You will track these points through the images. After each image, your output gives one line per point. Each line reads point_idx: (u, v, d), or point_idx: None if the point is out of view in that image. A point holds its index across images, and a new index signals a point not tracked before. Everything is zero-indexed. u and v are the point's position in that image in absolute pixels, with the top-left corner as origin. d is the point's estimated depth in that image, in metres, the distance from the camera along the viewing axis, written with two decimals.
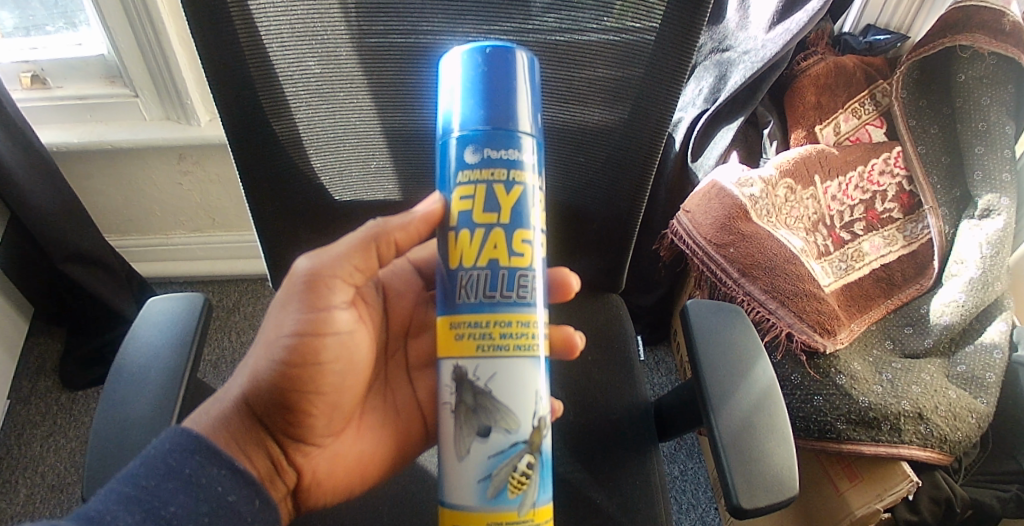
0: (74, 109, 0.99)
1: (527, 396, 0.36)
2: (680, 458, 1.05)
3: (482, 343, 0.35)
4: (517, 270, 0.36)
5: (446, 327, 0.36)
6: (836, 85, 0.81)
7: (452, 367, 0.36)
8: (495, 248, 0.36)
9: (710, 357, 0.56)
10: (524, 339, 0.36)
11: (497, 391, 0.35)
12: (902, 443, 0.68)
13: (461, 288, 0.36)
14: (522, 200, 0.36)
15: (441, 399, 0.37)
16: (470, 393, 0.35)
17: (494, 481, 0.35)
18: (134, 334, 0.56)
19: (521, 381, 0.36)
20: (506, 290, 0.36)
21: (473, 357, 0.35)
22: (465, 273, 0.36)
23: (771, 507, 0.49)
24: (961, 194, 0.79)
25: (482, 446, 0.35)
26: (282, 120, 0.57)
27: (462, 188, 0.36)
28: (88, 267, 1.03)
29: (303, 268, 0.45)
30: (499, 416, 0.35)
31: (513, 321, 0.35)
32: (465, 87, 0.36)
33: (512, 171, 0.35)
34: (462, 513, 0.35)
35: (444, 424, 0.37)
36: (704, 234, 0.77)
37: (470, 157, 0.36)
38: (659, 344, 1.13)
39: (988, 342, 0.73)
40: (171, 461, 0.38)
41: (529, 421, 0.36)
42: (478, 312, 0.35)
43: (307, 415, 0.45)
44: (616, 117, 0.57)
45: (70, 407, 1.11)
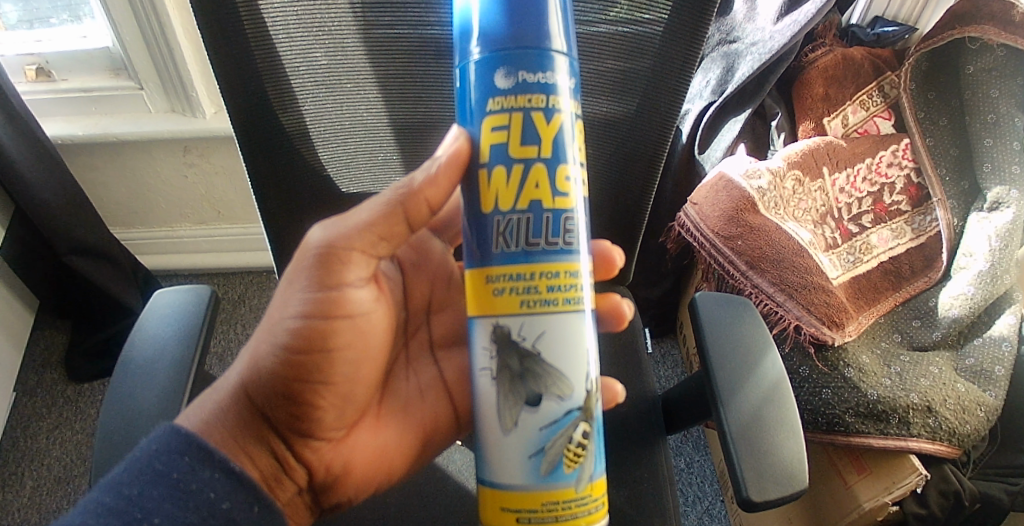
0: (79, 101, 0.98)
1: (579, 360, 0.36)
2: (687, 451, 1.05)
3: (526, 298, 0.35)
4: (562, 211, 0.35)
5: (485, 281, 0.35)
6: (844, 76, 0.81)
7: (496, 328, 0.35)
8: (537, 187, 0.34)
9: (720, 348, 0.56)
10: (573, 293, 0.35)
11: (547, 353, 0.35)
12: (910, 436, 0.67)
13: (500, 235, 0.35)
14: (562, 131, 0.35)
15: (483, 367, 0.36)
16: (517, 357, 0.35)
17: (548, 453, 0.35)
18: (140, 327, 0.56)
19: (571, 340, 0.36)
20: (552, 236, 0.35)
21: (518, 315, 0.35)
22: (504, 217, 0.35)
23: (781, 500, 0.49)
24: (968, 187, 0.79)
25: (535, 416, 0.35)
26: (287, 111, 0.57)
27: (494, 117, 0.34)
28: (93, 260, 1.02)
29: (317, 238, 0.43)
30: (551, 382, 0.35)
31: (561, 272, 0.35)
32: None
33: (550, 97, 0.34)
34: (513, 488, 0.35)
35: (488, 390, 0.36)
36: (712, 227, 0.77)
37: (501, 82, 0.33)
38: (665, 337, 1.13)
39: (996, 335, 0.73)
40: (158, 467, 0.37)
41: (582, 386, 0.36)
42: (523, 261, 0.34)
43: (315, 408, 0.44)
44: (623, 108, 0.57)
45: (76, 400, 1.11)
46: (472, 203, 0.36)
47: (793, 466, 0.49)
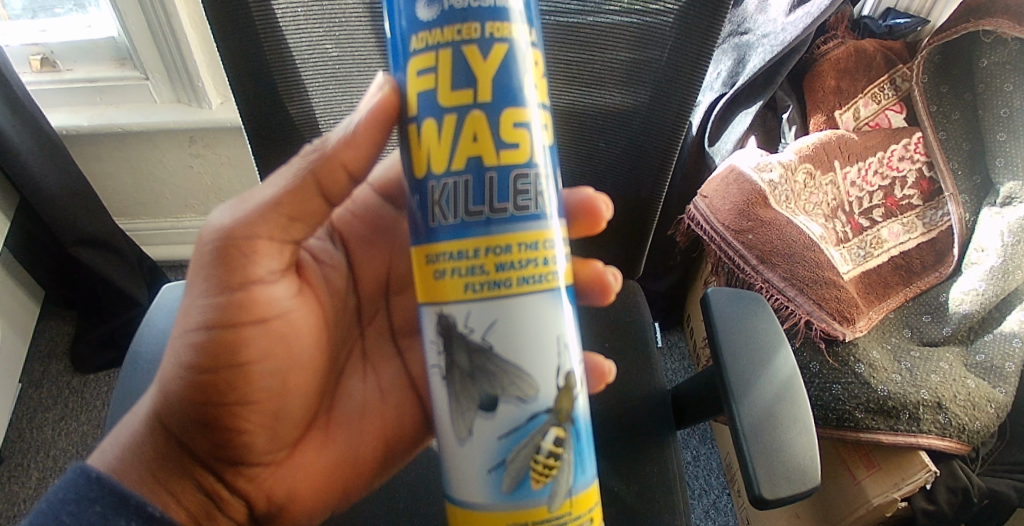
0: (84, 91, 0.98)
1: (547, 360, 0.33)
2: (693, 443, 1.05)
3: (470, 280, 0.33)
4: (510, 165, 0.32)
5: (425, 260, 0.34)
6: (856, 69, 0.80)
7: (442, 319, 0.34)
8: (477, 139, 0.32)
9: (732, 343, 0.56)
10: (529, 270, 0.33)
11: (500, 348, 0.33)
12: (920, 432, 0.67)
13: (437, 205, 0.33)
14: (503, 65, 0.32)
15: (433, 365, 0.35)
16: (465, 355, 0.34)
17: (511, 467, 0.34)
18: (150, 320, 0.59)
19: (537, 321, 0.33)
20: (498, 201, 0.32)
21: (464, 300, 0.33)
22: (439, 182, 0.33)
23: (793, 498, 0.49)
24: (981, 181, 0.79)
25: (494, 424, 0.34)
26: (295, 101, 0.57)
27: (424, 56, 0.32)
28: (98, 251, 1.02)
29: (218, 225, 0.41)
30: (508, 383, 0.33)
31: (512, 244, 0.33)
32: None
33: (486, 28, 0.31)
34: (479, 507, 0.34)
35: (441, 392, 0.35)
36: (722, 220, 0.76)
37: (424, 14, 0.32)
38: (672, 329, 1.12)
39: (1007, 331, 0.72)
40: (66, 516, 0.37)
41: (550, 386, 0.34)
42: (459, 237, 0.33)
43: (238, 432, 0.44)
44: (636, 100, 0.56)
45: (82, 391, 1.11)
46: (411, 167, 0.35)
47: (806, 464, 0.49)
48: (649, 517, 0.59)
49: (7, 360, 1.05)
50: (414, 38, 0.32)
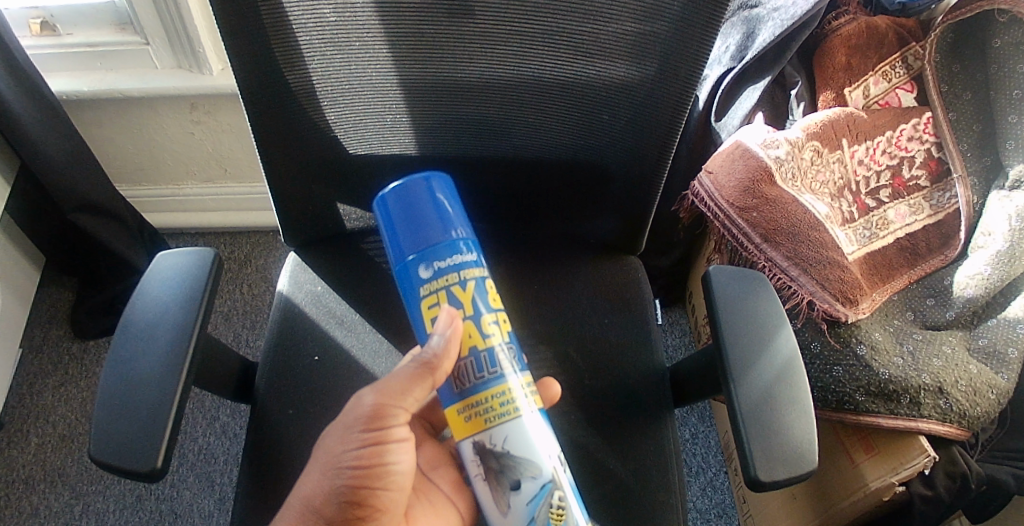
0: (85, 56, 0.96)
1: (541, 446, 0.42)
2: (692, 421, 1.04)
3: (486, 417, 0.42)
4: (494, 347, 0.43)
5: (455, 413, 0.43)
6: (868, 46, 0.78)
7: (473, 444, 0.42)
8: (471, 336, 0.43)
9: (732, 323, 0.55)
10: (520, 400, 0.42)
11: (514, 448, 0.41)
12: (921, 417, 0.66)
13: (458, 378, 0.43)
14: (478, 291, 0.44)
15: (472, 473, 0.43)
16: (494, 458, 0.42)
17: (539, 522, 0.41)
18: (144, 288, 0.58)
19: (532, 429, 0.42)
20: (491, 367, 0.43)
21: (484, 431, 0.42)
22: (457, 363, 0.43)
23: (788, 481, 0.48)
24: (991, 163, 0.78)
25: (519, 495, 0.41)
26: (293, 65, 0.56)
27: (428, 299, 0.44)
28: (99, 219, 1.02)
29: (368, 397, 0.44)
30: (522, 466, 0.41)
31: (507, 389, 0.42)
32: (399, 218, 0.46)
33: (461, 273, 0.44)
34: None
35: (483, 488, 0.43)
36: (727, 197, 0.75)
37: (424, 273, 0.44)
38: (674, 306, 1.12)
39: (1012, 317, 0.71)
40: None
41: (549, 463, 0.42)
42: (473, 391, 0.42)
43: (376, 509, 0.45)
44: (642, 73, 0.55)
45: (81, 357, 1.11)
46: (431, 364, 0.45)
47: (802, 447, 0.49)
48: (643, 494, 0.59)
49: (6, 326, 1.05)
50: (418, 289, 0.44)
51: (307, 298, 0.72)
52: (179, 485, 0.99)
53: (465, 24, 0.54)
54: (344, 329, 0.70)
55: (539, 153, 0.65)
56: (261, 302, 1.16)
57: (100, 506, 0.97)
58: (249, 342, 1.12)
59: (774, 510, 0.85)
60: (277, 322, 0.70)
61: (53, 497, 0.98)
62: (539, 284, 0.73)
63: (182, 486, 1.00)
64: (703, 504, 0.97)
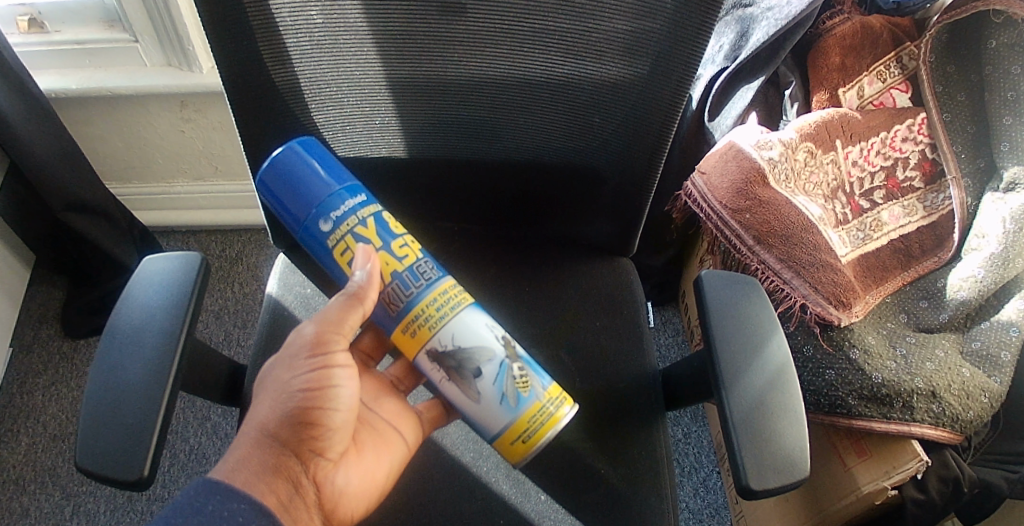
0: (73, 54, 0.94)
1: (486, 332, 0.47)
2: (684, 421, 1.03)
3: (427, 322, 0.47)
4: (411, 264, 0.48)
5: (400, 334, 0.48)
6: (862, 46, 0.78)
7: (429, 352, 0.47)
8: (389, 263, 0.48)
9: (724, 329, 0.55)
10: (453, 300, 0.47)
11: (463, 341, 0.46)
12: (913, 421, 0.66)
13: (390, 302, 0.48)
14: (377, 224, 0.49)
15: (438, 379, 0.48)
16: (451, 357, 0.46)
17: (509, 394, 0.46)
18: (130, 293, 0.57)
19: (471, 318, 0.47)
20: (415, 281, 0.47)
21: (433, 337, 0.47)
22: (387, 289, 0.48)
23: (780, 488, 0.48)
24: (986, 165, 0.77)
25: (483, 378, 0.46)
26: (280, 68, 0.55)
27: (339, 248, 0.48)
28: (89, 218, 1.00)
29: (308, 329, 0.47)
30: (475, 354, 0.46)
31: (436, 293, 0.47)
32: (282, 190, 0.49)
33: (358, 215, 0.48)
34: (506, 426, 0.47)
35: (451, 385, 0.47)
36: (719, 198, 0.74)
37: (325, 227, 0.48)
38: (666, 305, 1.11)
39: (1004, 320, 0.71)
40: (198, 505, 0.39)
41: (496, 342, 0.47)
42: (409, 308, 0.47)
43: (329, 428, 0.46)
44: (634, 71, 0.54)
45: (72, 356, 1.10)
46: None
47: (796, 454, 0.48)
48: (634, 497, 0.59)
49: None
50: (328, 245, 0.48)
51: (296, 300, 0.71)
52: (170, 485, 0.98)
53: (455, 23, 0.53)
54: None
55: (529, 155, 0.64)
56: (251, 301, 1.15)
57: (91, 507, 0.97)
58: (240, 341, 1.11)
59: (765, 513, 0.85)
60: (266, 326, 0.69)
61: (44, 497, 0.97)
62: (529, 285, 0.72)
63: (172, 486, 0.99)
64: (696, 504, 0.96)
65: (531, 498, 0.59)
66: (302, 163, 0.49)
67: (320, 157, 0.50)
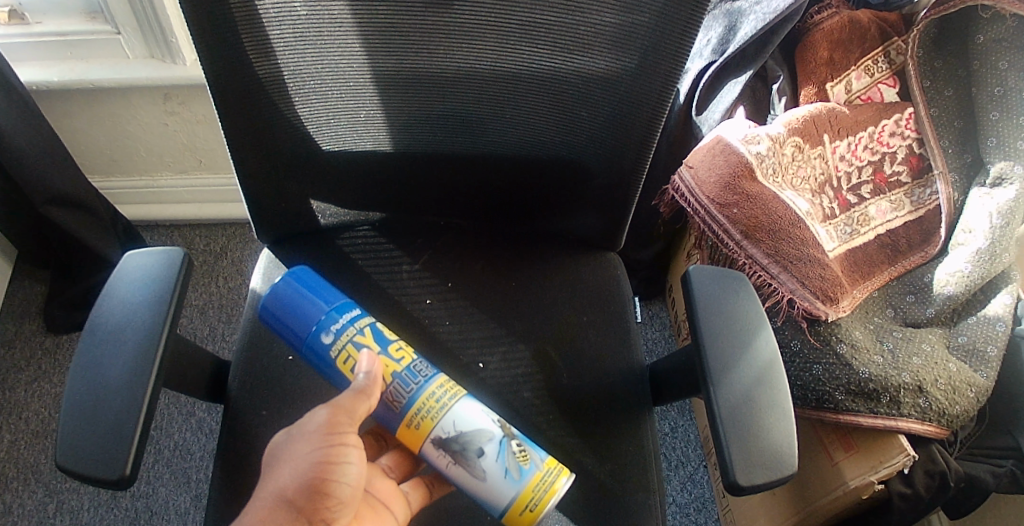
0: (55, 46, 0.93)
1: (483, 416, 0.47)
2: (671, 415, 1.03)
3: (430, 415, 0.46)
4: (410, 363, 0.48)
5: (403, 429, 0.47)
6: (850, 40, 0.78)
7: (432, 441, 0.46)
8: (388, 364, 0.48)
9: (711, 325, 0.55)
10: (450, 389, 0.47)
11: (464, 427, 0.46)
12: (900, 416, 0.66)
13: (393, 400, 0.47)
14: (375, 332, 0.50)
15: (441, 467, 0.47)
16: (454, 443, 0.46)
17: (513, 470, 0.46)
18: (111, 290, 0.56)
19: (469, 405, 0.47)
20: (414, 377, 0.47)
21: (435, 428, 0.46)
22: (391, 390, 0.47)
23: (768, 485, 0.48)
24: (973, 159, 0.77)
25: (486, 459, 0.46)
26: (263, 60, 0.54)
27: (341, 360, 0.48)
28: (71, 211, 0.99)
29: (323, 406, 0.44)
30: (476, 437, 0.46)
31: (435, 386, 0.47)
32: (284, 319, 0.51)
33: (356, 326, 0.49)
34: (512, 503, 0.46)
35: (455, 470, 0.46)
36: (706, 193, 0.74)
37: (326, 339, 0.49)
38: (654, 299, 1.11)
39: (992, 315, 0.71)
40: None
41: (494, 423, 0.47)
42: (412, 404, 0.46)
43: (338, 501, 0.42)
44: (622, 66, 0.54)
45: (54, 352, 1.09)
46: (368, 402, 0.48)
47: (783, 451, 0.48)
48: (622, 495, 0.58)
49: None
50: (330, 357, 0.48)
51: None
52: (154, 481, 0.97)
53: (441, 17, 0.52)
54: None
55: (516, 149, 0.64)
56: (236, 295, 1.14)
57: (74, 504, 0.95)
58: (225, 336, 1.10)
59: (752, 508, 0.85)
60: (251, 322, 0.68)
61: (26, 495, 0.96)
62: (516, 281, 0.72)
63: (157, 483, 0.98)
64: (683, 499, 0.96)
65: None
66: (299, 289, 0.52)
67: (314, 281, 0.52)
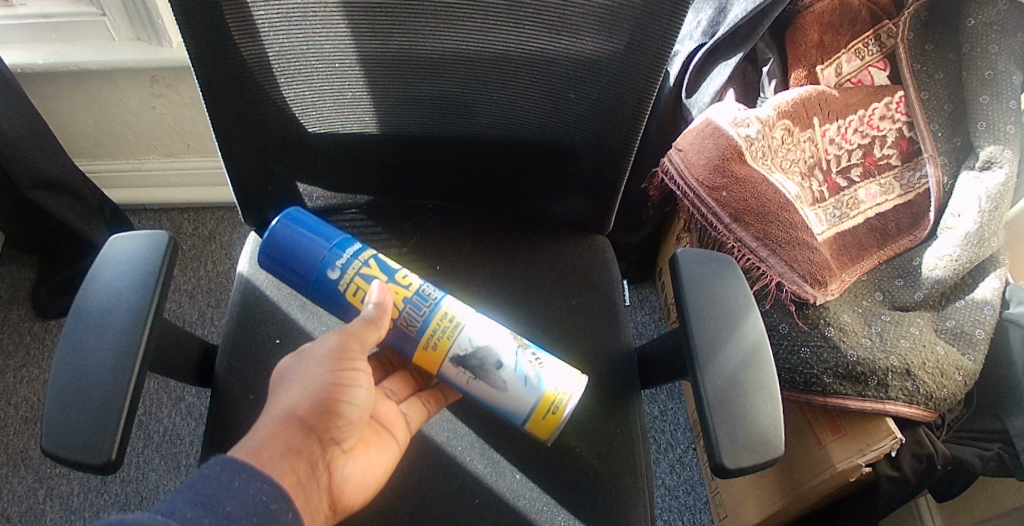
0: (39, 28, 0.92)
1: (497, 333, 0.53)
2: (661, 399, 1.04)
3: (444, 333, 0.52)
4: (419, 288, 0.53)
5: (421, 351, 0.53)
6: (840, 23, 0.77)
7: (452, 359, 0.52)
8: (399, 293, 0.53)
9: (700, 309, 0.54)
10: (463, 311, 0.53)
11: (480, 342, 0.52)
12: (887, 399, 0.66)
13: (408, 324, 0.53)
14: (378, 264, 0.54)
15: (463, 383, 0.52)
16: (472, 359, 0.52)
17: (529, 377, 0.51)
18: (96, 272, 0.56)
19: (482, 323, 0.53)
20: (425, 301, 0.53)
21: (453, 345, 0.52)
22: (403, 317, 0.53)
23: (755, 468, 0.48)
24: (962, 143, 0.77)
25: (503, 370, 0.51)
26: (248, 40, 0.54)
27: (351, 293, 0.53)
28: (58, 195, 0.98)
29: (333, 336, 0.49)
30: (492, 351, 0.52)
31: (445, 306, 0.53)
32: (289, 261, 0.55)
33: (360, 259, 0.54)
34: (533, 406, 0.51)
35: (477, 384, 0.52)
36: (696, 176, 0.73)
37: (334, 275, 0.53)
38: (643, 283, 1.11)
39: (979, 299, 0.71)
40: (222, 481, 0.38)
41: (508, 339, 0.53)
42: (426, 326, 0.52)
43: (346, 420, 0.47)
44: (610, 47, 0.53)
45: (43, 338, 1.08)
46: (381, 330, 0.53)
47: (771, 434, 0.48)
48: (609, 475, 0.59)
49: None
50: (341, 292, 0.53)
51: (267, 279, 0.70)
52: (144, 466, 0.97)
53: None
54: (308, 314, 0.68)
55: (504, 131, 0.63)
56: (225, 280, 1.14)
57: (64, 490, 0.95)
58: (215, 321, 1.10)
59: (742, 489, 0.85)
60: (238, 304, 0.68)
61: (16, 481, 0.95)
62: (505, 264, 0.71)
63: (147, 468, 0.97)
64: (672, 481, 0.97)
65: (506, 477, 0.58)
66: (299, 229, 0.55)
67: (312, 221, 0.56)
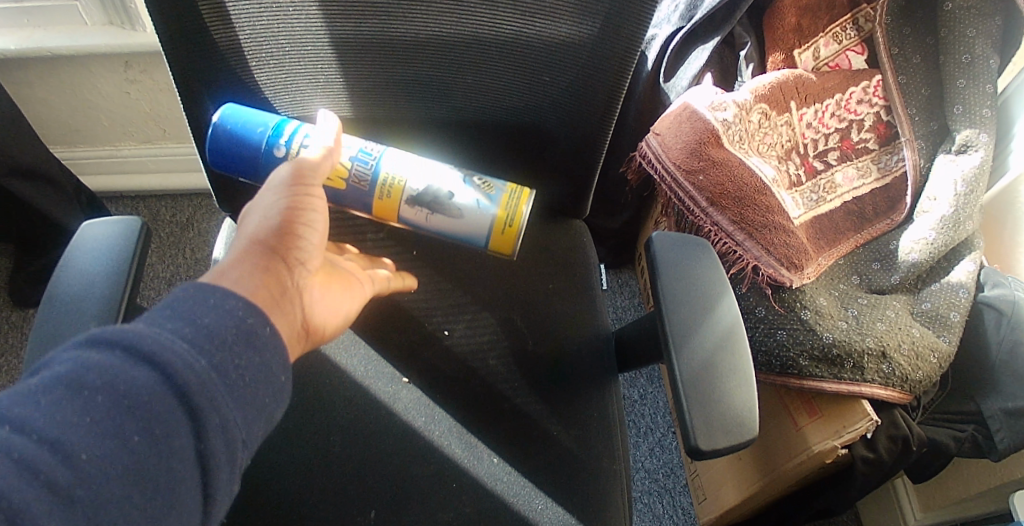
0: (10, 12, 0.90)
1: (440, 165, 0.61)
2: (640, 383, 1.04)
3: (394, 177, 0.60)
4: (358, 147, 0.61)
5: (378, 202, 0.61)
6: (818, 7, 0.78)
7: (409, 200, 0.60)
8: (340, 160, 0.60)
9: (674, 292, 0.54)
10: (403, 160, 0.61)
11: (426, 178, 0.60)
12: (863, 381, 0.67)
13: (358, 181, 0.60)
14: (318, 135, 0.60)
15: (425, 220, 0.61)
16: (426, 194, 0.60)
17: (481, 196, 0.60)
18: (68, 260, 0.55)
19: (426, 161, 0.61)
20: (365, 157, 0.60)
21: (406, 188, 0.60)
22: (353, 177, 0.60)
23: (729, 449, 0.48)
24: (939, 128, 0.78)
25: (455, 192, 0.60)
26: (219, 24, 0.54)
27: None
28: (35, 183, 0.97)
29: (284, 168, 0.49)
30: (440, 182, 0.60)
31: (387, 154, 0.61)
32: (240, 147, 0.60)
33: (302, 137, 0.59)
34: (491, 225, 0.60)
35: (436, 220, 0.61)
36: (673, 159, 0.73)
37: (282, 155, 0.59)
38: (623, 268, 1.12)
39: (954, 282, 0.72)
40: (196, 303, 0.35)
41: (450, 171, 0.61)
42: (375, 177, 0.60)
43: (310, 244, 0.47)
44: (586, 31, 0.53)
45: (21, 326, 1.07)
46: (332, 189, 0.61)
47: (745, 416, 0.49)
48: (585, 458, 0.59)
49: None
50: None
51: None
52: None
53: None
54: None
55: (480, 115, 0.63)
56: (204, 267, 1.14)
57: None
58: None
59: (720, 470, 0.86)
60: None
61: None
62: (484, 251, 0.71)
63: None
64: (651, 464, 0.97)
65: (484, 461, 0.59)
66: (240, 118, 0.60)
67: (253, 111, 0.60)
